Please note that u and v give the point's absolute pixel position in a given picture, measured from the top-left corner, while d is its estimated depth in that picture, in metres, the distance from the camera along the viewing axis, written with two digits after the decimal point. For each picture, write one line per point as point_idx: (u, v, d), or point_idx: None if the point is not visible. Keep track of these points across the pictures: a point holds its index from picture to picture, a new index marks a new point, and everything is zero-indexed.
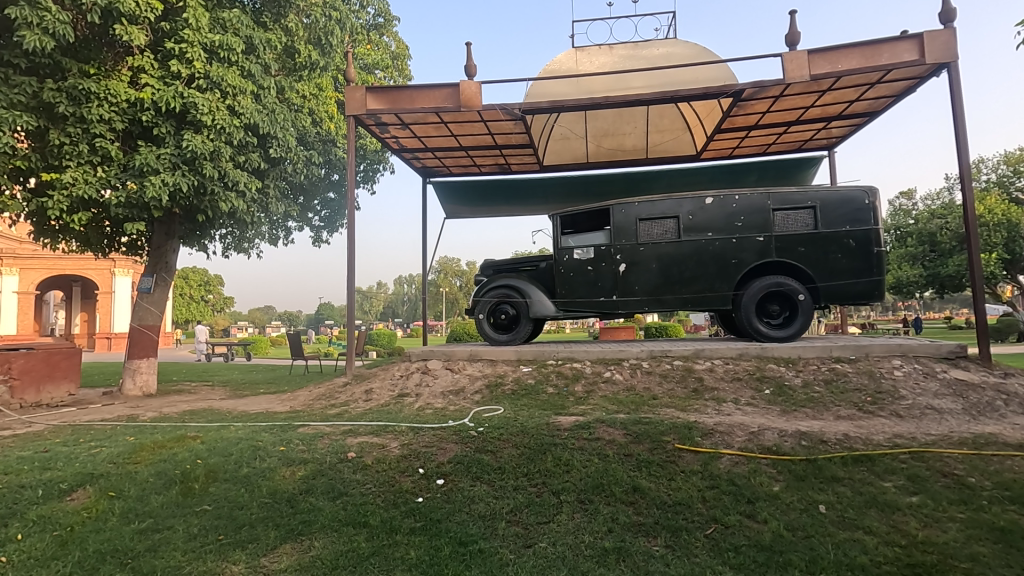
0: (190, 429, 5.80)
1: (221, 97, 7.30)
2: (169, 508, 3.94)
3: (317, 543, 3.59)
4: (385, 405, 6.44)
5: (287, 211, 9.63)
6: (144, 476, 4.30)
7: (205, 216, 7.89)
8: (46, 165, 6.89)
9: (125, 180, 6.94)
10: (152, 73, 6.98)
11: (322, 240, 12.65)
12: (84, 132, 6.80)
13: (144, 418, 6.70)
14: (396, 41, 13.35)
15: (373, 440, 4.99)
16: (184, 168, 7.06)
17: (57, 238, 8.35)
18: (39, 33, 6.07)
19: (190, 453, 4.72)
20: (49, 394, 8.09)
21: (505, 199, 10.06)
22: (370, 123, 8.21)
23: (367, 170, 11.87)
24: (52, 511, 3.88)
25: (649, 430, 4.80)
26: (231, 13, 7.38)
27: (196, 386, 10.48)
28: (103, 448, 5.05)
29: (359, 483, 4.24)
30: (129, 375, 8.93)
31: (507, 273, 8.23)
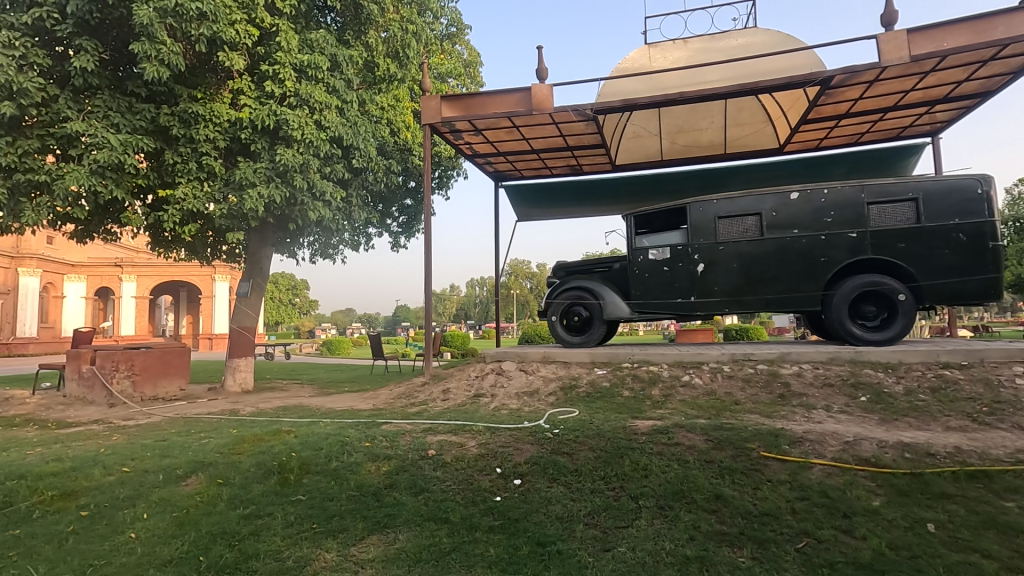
0: (284, 424, 6.23)
1: (310, 112, 7.77)
2: (268, 496, 4.26)
3: (401, 536, 3.75)
4: (461, 405, 6.59)
5: (368, 218, 10.11)
6: (246, 466, 4.68)
7: (296, 225, 8.44)
8: (162, 182, 7.62)
9: (227, 194, 7.55)
10: (250, 94, 7.57)
11: (400, 245, 13.12)
12: (193, 151, 7.47)
13: (244, 412, 7.28)
14: (468, 49, 13.64)
15: (452, 439, 5.13)
16: (278, 180, 7.59)
17: (170, 248, 9.24)
18: (157, 63, 6.71)
19: (285, 446, 5.07)
20: (163, 389, 8.96)
21: (578, 200, 10.02)
22: (445, 129, 8.45)
23: (441, 176, 12.23)
24: (170, 494, 4.29)
25: (732, 436, 4.62)
26: (318, 34, 7.90)
27: (288, 384, 11.21)
28: (210, 439, 5.54)
29: (439, 480, 4.39)
30: (230, 372, 9.72)
31: (580, 274, 8.18)
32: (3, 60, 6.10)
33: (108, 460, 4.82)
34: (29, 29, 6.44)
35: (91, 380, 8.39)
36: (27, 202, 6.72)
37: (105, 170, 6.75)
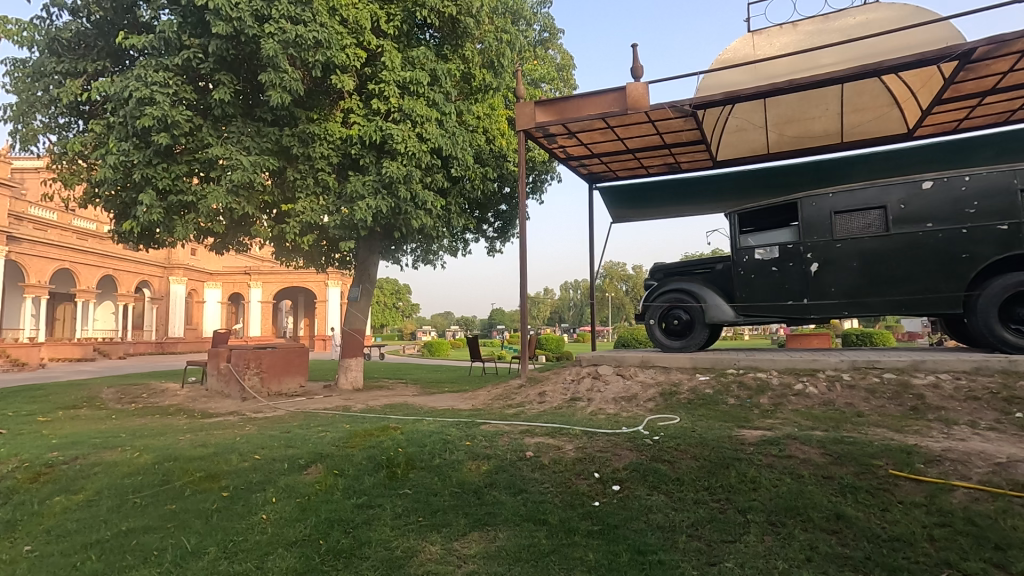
0: (391, 421, 6.60)
1: (412, 126, 8.20)
2: (379, 489, 4.54)
3: (500, 534, 3.83)
4: (558, 408, 6.59)
5: (466, 225, 10.44)
6: (359, 459, 5.02)
7: (400, 233, 8.93)
8: (284, 197, 8.39)
9: (339, 206, 8.16)
10: (359, 112, 8.15)
11: (496, 249, 13.41)
12: (311, 168, 8.16)
13: (356, 409, 7.82)
14: (561, 53, 13.69)
15: (549, 441, 5.17)
16: (384, 192, 8.07)
17: (291, 256, 10.15)
18: (281, 89, 7.35)
19: (393, 442, 5.37)
20: (286, 385, 9.85)
21: (676, 200, 9.69)
22: (539, 134, 8.54)
23: (535, 181, 12.36)
24: (294, 481, 4.70)
25: (855, 451, 4.23)
26: (419, 51, 8.34)
27: (393, 383, 11.86)
28: (327, 432, 6.00)
29: (537, 482, 4.43)
30: (343, 371, 10.47)
31: (679, 276, 7.87)
32: (161, 96, 6.85)
33: (242, 448, 5.38)
34: (178, 69, 7.22)
35: (227, 376, 9.42)
36: (178, 219, 7.75)
37: (239, 190, 7.55)
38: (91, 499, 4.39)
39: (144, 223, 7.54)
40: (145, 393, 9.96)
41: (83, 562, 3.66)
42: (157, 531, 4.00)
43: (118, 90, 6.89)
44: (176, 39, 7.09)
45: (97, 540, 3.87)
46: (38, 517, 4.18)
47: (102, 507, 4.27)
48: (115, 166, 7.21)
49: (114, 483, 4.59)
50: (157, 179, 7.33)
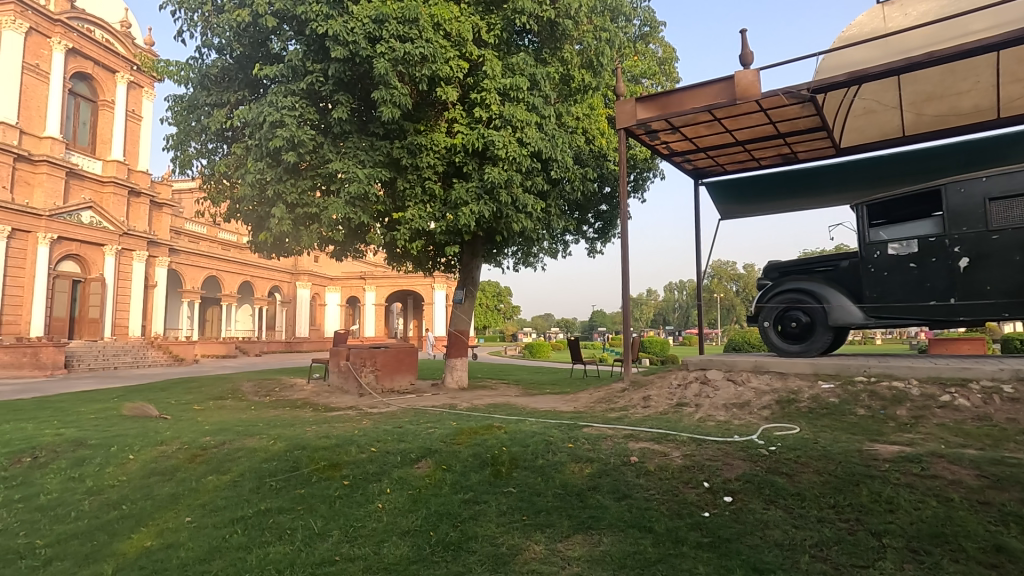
0: (495, 420, 6.75)
1: (512, 131, 8.35)
2: (484, 486, 4.67)
3: (605, 539, 3.78)
4: (663, 413, 6.37)
5: (566, 226, 10.45)
6: (465, 455, 5.20)
7: (501, 237, 9.14)
8: (395, 206, 8.91)
9: (445, 212, 8.52)
10: (462, 121, 8.45)
11: (596, 250, 13.27)
12: (418, 177, 8.59)
13: (461, 407, 8.10)
14: (663, 46, 13.26)
15: (654, 447, 5.01)
16: (486, 197, 8.30)
17: (401, 261, 10.76)
18: (391, 104, 7.80)
19: (497, 440, 5.50)
20: (398, 382, 10.47)
21: (793, 192, 8.98)
22: (641, 131, 8.33)
23: (637, 179, 12.07)
24: (406, 474, 4.97)
25: (1019, 475, 3.68)
26: (518, 57, 8.50)
27: (496, 383, 12.16)
28: (435, 429, 6.28)
29: (642, 487, 4.32)
30: (449, 371, 10.90)
31: (797, 275, 7.27)
32: (289, 119, 7.53)
33: (361, 440, 5.79)
34: (303, 92, 7.90)
35: (347, 373, 10.21)
36: (304, 230, 8.51)
37: (355, 201, 8.13)
38: (236, 479, 4.95)
39: (277, 233, 8.37)
40: (278, 387, 11.05)
41: (231, 535, 4.13)
42: (290, 512, 4.42)
43: (255, 116, 7.67)
44: (302, 66, 7.75)
45: (242, 516, 4.35)
46: (195, 493, 4.78)
47: (245, 488, 4.79)
48: (253, 183, 8.06)
49: (254, 467, 5.14)
50: (286, 193, 8.11)
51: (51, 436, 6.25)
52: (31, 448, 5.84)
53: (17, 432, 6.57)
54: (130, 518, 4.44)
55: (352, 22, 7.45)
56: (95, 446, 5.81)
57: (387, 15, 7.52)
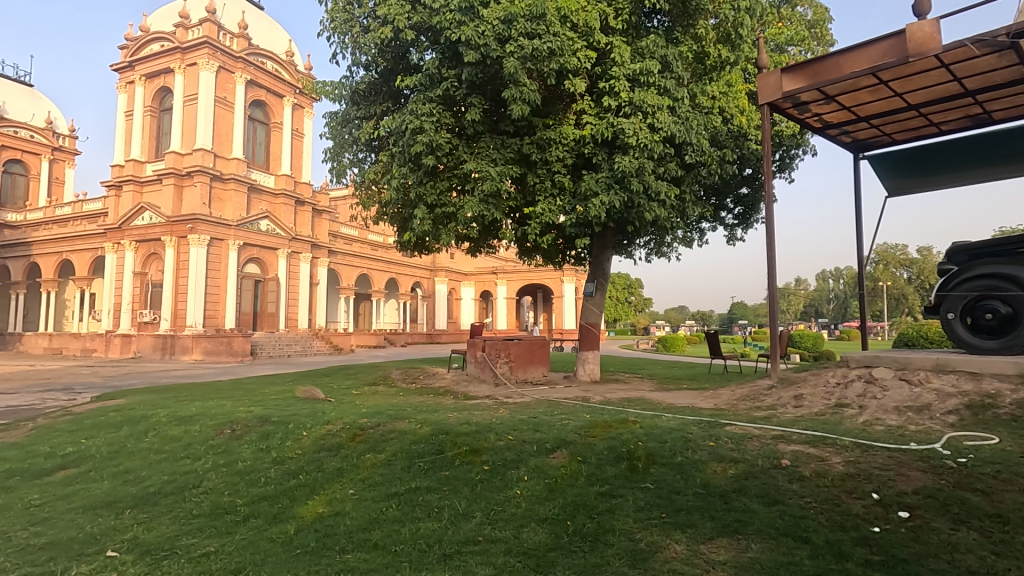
0: (630, 414, 6.61)
1: (643, 117, 8.08)
2: (620, 480, 4.62)
3: (754, 545, 3.53)
4: (819, 413, 5.77)
5: (703, 213, 9.88)
6: (600, 448, 5.17)
7: (633, 227, 8.91)
8: (525, 201, 9.06)
9: (575, 205, 8.49)
10: (591, 111, 8.37)
11: (736, 237, 12.38)
12: (548, 172, 8.65)
13: (594, 400, 8.05)
14: (813, 8, 11.93)
15: (809, 451, 4.57)
16: (617, 187, 8.12)
17: (532, 255, 10.95)
18: (520, 102, 7.95)
19: (632, 435, 5.39)
20: (531, 374, 10.72)
21: (986, 160, 7.60)
22: (787, 105, 7.59)
23: (783, 157, 11.03)
24: (542, 463, 5.07)
25: None
26: (648, 40, 8.22)
27: (629, 377, 11.92)
28: (569, 421, 6.32)
29: (796, 494, 3.97)
30: (581, 363, 10.90)
31: (992, 258, 6.09)
32: (428, 125, 8.02)
33: (498, 429, 6.02)
34: (440, 98, 8.35)
35: (483, 363, 10.68)
36: (443, 228, 9.01)
37: (489, 199, 8.42)
38: (390, 458, 5.43)
39: (419, 233, 8.96)
40: (421, 375, 11.93)
41: (387, 508, 4.53)
42: (437, 492, 4.75)
43: (398, 125, 8.28)
44: (438, 73, 8.21)
45: (395, 492, 4.76)
46: (356, 468, 5.32)
47: (397, 467, 5.23)
48: (398, 188, 8.71)
49: (405, 448, 5.58)
50: (426, 195, 8.63)
51: (244, 413, 7.36)
52: (230, 422, 6.93)
53: (220, 408, 7.85)
54: (305, 487, 5.04)
55: (483, 25, 7.69)
56: (277, 423, 6.74)
57: (515, 14, 7.66)
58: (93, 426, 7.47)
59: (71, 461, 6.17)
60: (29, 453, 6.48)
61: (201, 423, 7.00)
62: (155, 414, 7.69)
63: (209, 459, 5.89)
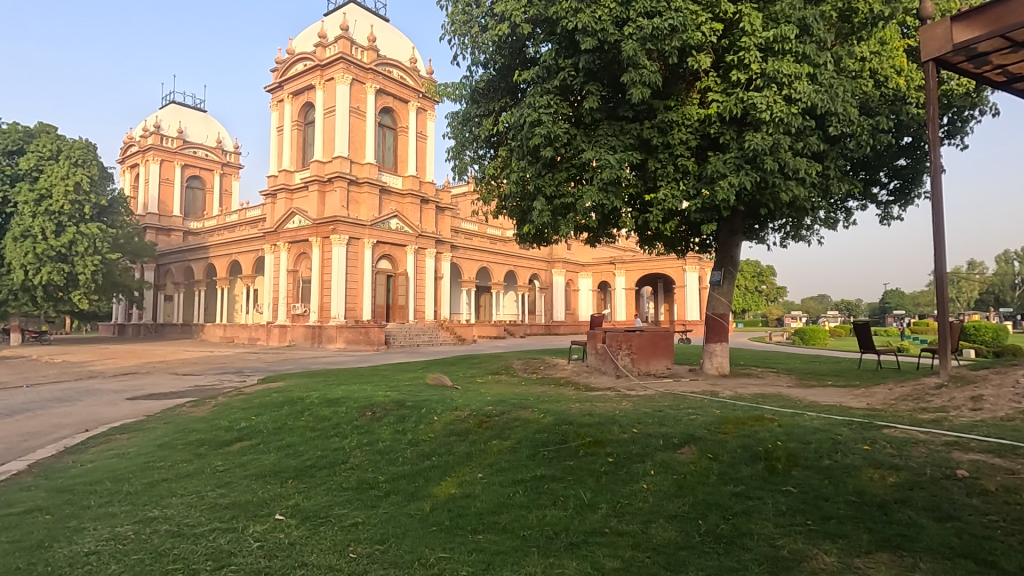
0: (766, 411, 6.15)
1: (778, 89, 7.43)
2: (757, 481, 4.32)
3: (922, 564, 3.11)
4: (1005, 418, 4.94)
5: (850, 190, 8.84)
6: (733, 446, 4.87)
7: (766, 209, 8.23)
8: (646, 188, 8.73)
9: (700, 188, 8.03)
10: (717, 88, 7.86)
11: (891, 216, 10.93)
12: (670, 156, 8.26)
13: (725, 395, 7.60)
14: None
15: (994, 461, 3.99)
16: (748, 167, 7.55)
17: (653, 243, 10.57)
18: (640, 85, 7.69)
19: (770, 433, 5.02)
20: (654, 366, 10.39)
21: None
22: (959, 60, 6.53)
23: (952, 121, 9.53)
24: (670, 459, 4.89)
25: None
26: (783, 3, 7.52)
27: (763, 371, 11.10)
28: (698, 415, 6.03)
29: (976, 510, 3.48)
30: (708, 356, 10.36)
31: None
32: (546, 117, 8.05)
33: (622, 421, 5.94)
34: (557, 89, 8.35)
35: (604, 355, 10.55)
36: (562, 219, 8.99)
37: (608, 187, 8.24)
38: (516, 446, 5.57)
39: (538, 225, 9.02)
40: (542, 365, 12.12)
41: (514, 494, 4.65)
42: (562, 481, 4.78)
43: (517, 119, 8.41)
44: (554, 65, 8.20)
45: (522, 479, 4.88)
46: (484, 453, 5.55)
47: (522, 454, 5.36)
48: (517, 181, 8.85)
49: (529, 436, 5.70)
50: (545, 187, 8.64)
51: (382, 397, 7.99)
52: (370, 405, 7.58)
53: (362, 392, 8.59)
54: (438, 468, 5.35)
55: (600, 10, 7.52)
56: (411, 407, 7.24)
57: None
58: (260, 405, 8.57)
59: (245, 434, 7.15)
60: (213, 426, 7.60)
61: (346, 405, 7.73)
62: (308, 396, 8.62)
63: (354, 438, 6.48)
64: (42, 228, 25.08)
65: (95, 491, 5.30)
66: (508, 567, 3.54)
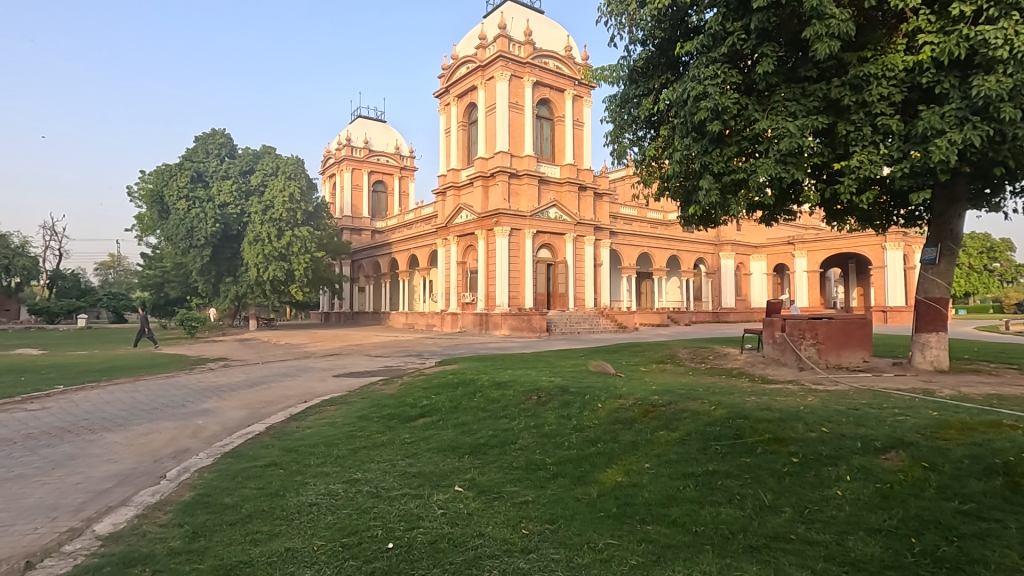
0: (1003, 415, 5.08)
1: (1020, 17, 6.04)
2: (994, 500, 3.62)
3: None
4: None
5: None
6: (958, 456, 4.18)
7: (1003, 168, 6.69)
8: (836, 156, 7.63)
9: (908, 150, 6.79)
10: (930, 29, 6.59)
11: None
12: (867, 116, 7.12)
13: (943, 394, 6.43)
14: None
15: None
16: (976, 119, 6.19)
17: (844, 219, 9.26)
18: (827, 38, 6.74)
19: (1012, 444, 4.22)
20: (847, 358, 9.16)
21: None
22: None
23: None
24: (871, 464, 4.30)
25: None
26: None
27: (997, 367, 9.14)
28: (907, 417, 5.20)
29: None
30: (918, 348, 8.82)
31: None
32: (713, 88, 7.47)
33: (809, 418, 5.35)
34: (725, 57, 7.71)
35: (784, 344, 9.54)
36: (732, 197, 8.26)
37: (787, 158, 7.38)
38: (685, 438, 5.34)
39: (705, 205, 8.41)
40: (711, 355, 11.41)
41: (684, 487, 4.46)
42: (737, 479, 4.47)
43: (680, 94, 7.94)
44: (722, 30, 7.57)
45: (692, 473, 4.66)
46: (651, 443, 5.41)
47: (692, 447, 5.11)
48: (681, 161, 8.37)
49: (700, 429, 5.42)
50: (713, 164, 8.01)
51: (547, 382, 8.24)
52: (536, 390, 7.85)
53: (528, 377, 8.95)
54: (604, 455, 5.35)
55: None
56: (575, 393, 7.34)
57: None
58: (438, 385, 9.41)
59: (426, 411, 7.90)
60: (401, 402, 8.54)
61: (514, 389, 8.12)
62: (479, 379, 9.22)
63: (522, 420, 6.78)
64: (268, 233, 30.36)
65: (314, 452, 6.30)
66: (680, 562, 3.41)
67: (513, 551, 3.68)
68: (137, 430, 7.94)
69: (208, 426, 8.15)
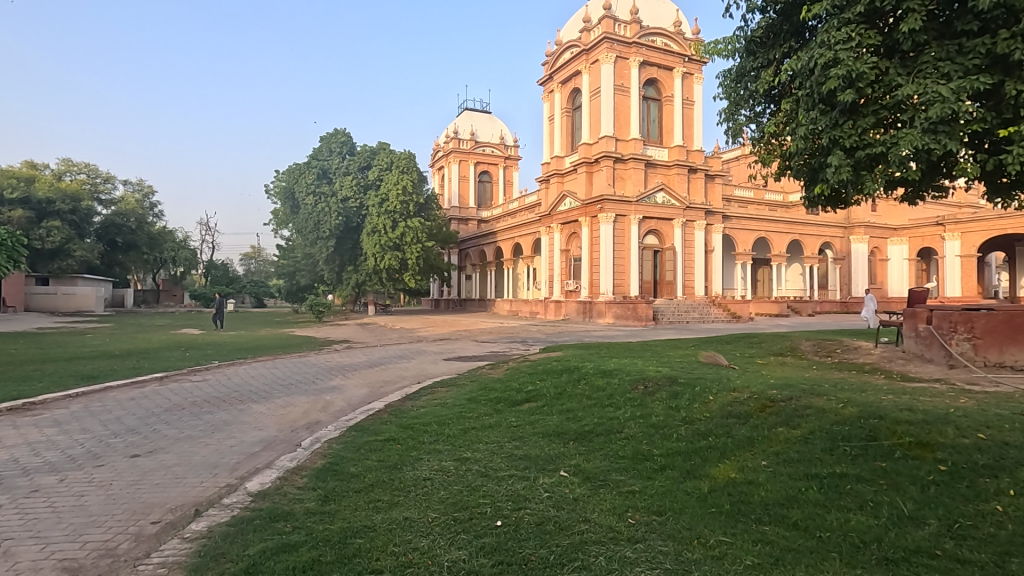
0: None
1: None
2: None
3: None
4: None
5: None
6: None
7: None
8: (1002, 121, 6.54)
9: None
10: None
11: None
12: None
13: None
14: None
15: None
16: None
17: (1012, 194, 7.95)
18: None
19: None
20: (1013, 355, 7.72)
21: None
22: None
23: None
24: None
25: None
26: None
27: None
28: None
29: None
30: None
31: None
32: (846, 53, 6.76)
33: (961, 422, 4.73)
34: (861, 16, 6.95)
35: (929, 338, 8.56)
36: (868, 173, 7.40)
37: (938, 126, 6.47)
38: (808, 436, 4.96)
39: (834, 183, 7.63)
40: (839, 348, 10.43)
41: (807, 489, 4.15)
42: (871, 484, 4.07)
43: (805, 63, 7.27)
44: None
45: (816, 474, 4.31)
46: (768, 440, 5.08)
47: (817, 446, 4.72)
48: (806, 136, 7.65)
49: (825, 428, 4.99)
50: (843, 138, 7.25)
51: (654, 372, 8.06)
52: (642, 379, 7.70)
53: (634, 366, 8.79)
54: (716, 449, 5.11)
55: None
56: (684, 384, 7.11)
57: None
58: (544, 371, 9.55)
59: (532, 396, 8.06)
60: (507, 386, 8.79)
61: (620, 377, 8.03)
62: (584, 366, 9.22)
63: (627, 410, 6.68)
64: (384, 224, 32.43)
65: (427, 430, 6.69)
66: (803, 568, 3.20)
67: (619, 539, 3.67)
68: (277, 403, 8.93)
69: (335, 402, 8.96)
